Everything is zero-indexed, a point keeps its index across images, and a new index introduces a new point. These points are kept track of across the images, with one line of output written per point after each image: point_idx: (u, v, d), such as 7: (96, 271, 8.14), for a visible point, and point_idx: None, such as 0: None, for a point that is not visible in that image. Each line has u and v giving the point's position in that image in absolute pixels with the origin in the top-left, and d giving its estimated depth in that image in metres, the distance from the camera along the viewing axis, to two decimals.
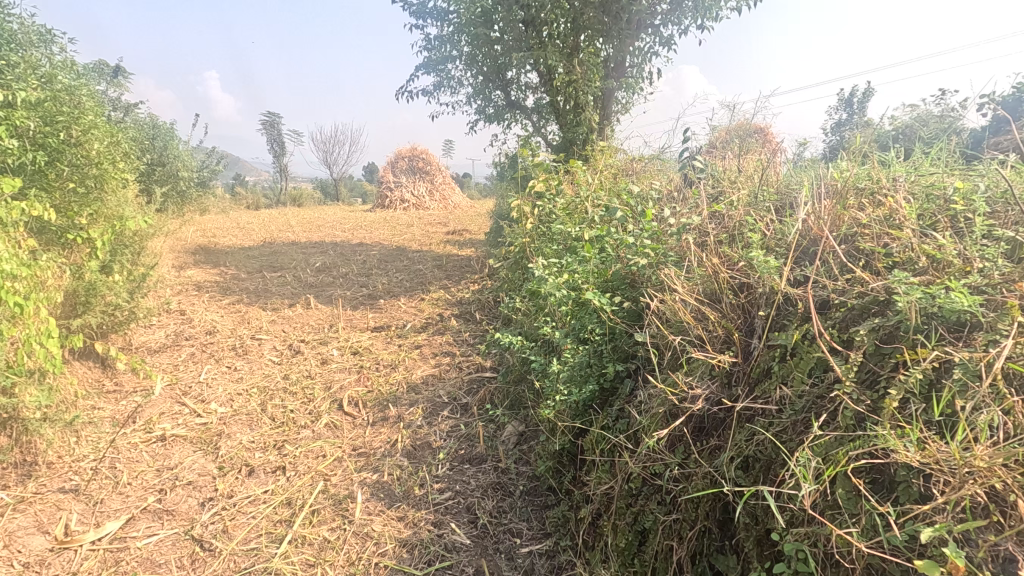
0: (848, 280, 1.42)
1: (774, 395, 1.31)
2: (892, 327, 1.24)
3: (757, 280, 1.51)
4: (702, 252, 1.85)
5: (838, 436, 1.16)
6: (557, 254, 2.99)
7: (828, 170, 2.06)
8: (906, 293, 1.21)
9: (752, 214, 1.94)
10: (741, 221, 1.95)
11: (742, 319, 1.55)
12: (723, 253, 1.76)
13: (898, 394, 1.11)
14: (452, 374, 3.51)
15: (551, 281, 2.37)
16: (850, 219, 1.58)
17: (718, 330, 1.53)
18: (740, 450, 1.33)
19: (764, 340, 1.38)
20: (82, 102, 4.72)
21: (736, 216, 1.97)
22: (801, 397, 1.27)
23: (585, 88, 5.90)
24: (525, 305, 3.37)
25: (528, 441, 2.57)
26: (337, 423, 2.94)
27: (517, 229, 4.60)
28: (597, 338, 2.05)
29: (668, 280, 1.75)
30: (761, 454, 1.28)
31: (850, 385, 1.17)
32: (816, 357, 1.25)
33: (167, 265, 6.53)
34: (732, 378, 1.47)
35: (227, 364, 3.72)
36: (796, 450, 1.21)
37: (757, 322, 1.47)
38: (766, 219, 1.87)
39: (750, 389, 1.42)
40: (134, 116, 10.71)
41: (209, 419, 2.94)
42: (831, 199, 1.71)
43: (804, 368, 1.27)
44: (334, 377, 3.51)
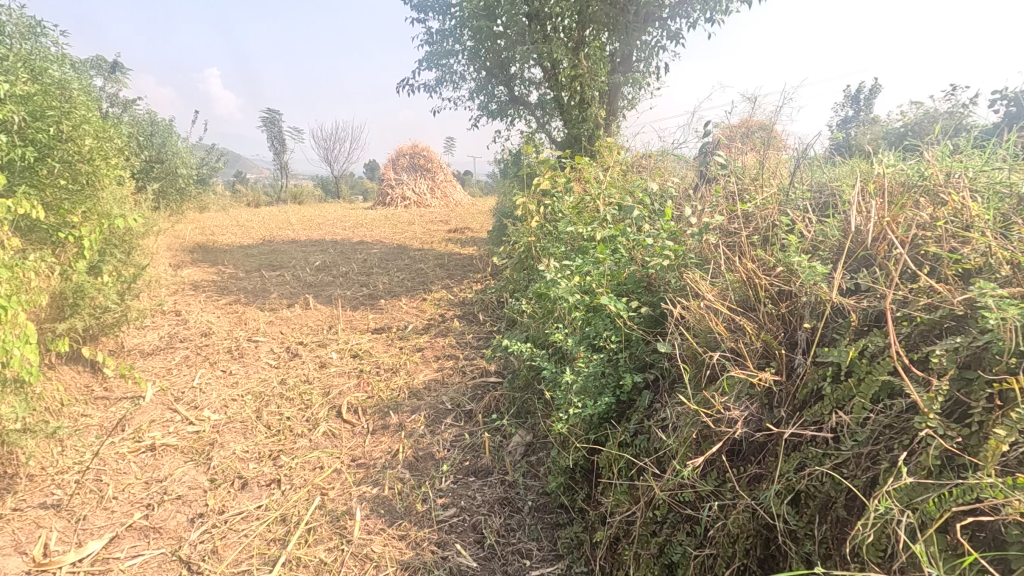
0: (916, 290, 1.29)
1: (828, 422, 1.19)
2: (979, 349, 1.10)
3: (807, 288, 1.38)
4: (732, 256, 1.72)
5: (919, 481, 1.04)
6: (566, 255, 2.85)
7: (864, 168, 1.92)
8: (996, 308, 1.09)
9: (784, 215, 1.81)
10: (773, 223, 1.81)
11: (781, 332, 1.43)
12: (755, 257, 1.63)
13: (1005, 435, 0.97)
14: (455, 379, 3.38)
15: (561, 284, 2.23)
16: (908, 221, 1.45)
17: (757, 343, 1.41)
18: (790, 484, 1.21)
19: (813, 357, 1.26)
20: (74, 97, 4.59)
21: (767, 217, 1.83)
22: (862, 427, 1.15)
23: (591, 84, 5.75)
24: (533, 308, 3.23)
25: (536, 453, 2.43)
26: (336, 432, 2.81)
27: (522, 227, 4.46)
28: (612, 344, 1.91)
29: (699, 287, 1.62)
30: (819, 491, 1.17)
31: (935, 418, 1.04)
32: (881, 381, 1.13)
33: (164, 265, 6.41)
34: (773, 398, 1.35)
35: (222, 368, 3.59)
36: (872, 495, 1.09)
37: (801, 337, 1.35)
38: (801, 220, 1.73)
39: (795, 412, 1.30)
40: (132, 114, 10.62)
41: (201, 427, 2.82)
42: (880, 199, 1.58)
43: (865, 394, 1.15)
44: (332, 382, 3.38)
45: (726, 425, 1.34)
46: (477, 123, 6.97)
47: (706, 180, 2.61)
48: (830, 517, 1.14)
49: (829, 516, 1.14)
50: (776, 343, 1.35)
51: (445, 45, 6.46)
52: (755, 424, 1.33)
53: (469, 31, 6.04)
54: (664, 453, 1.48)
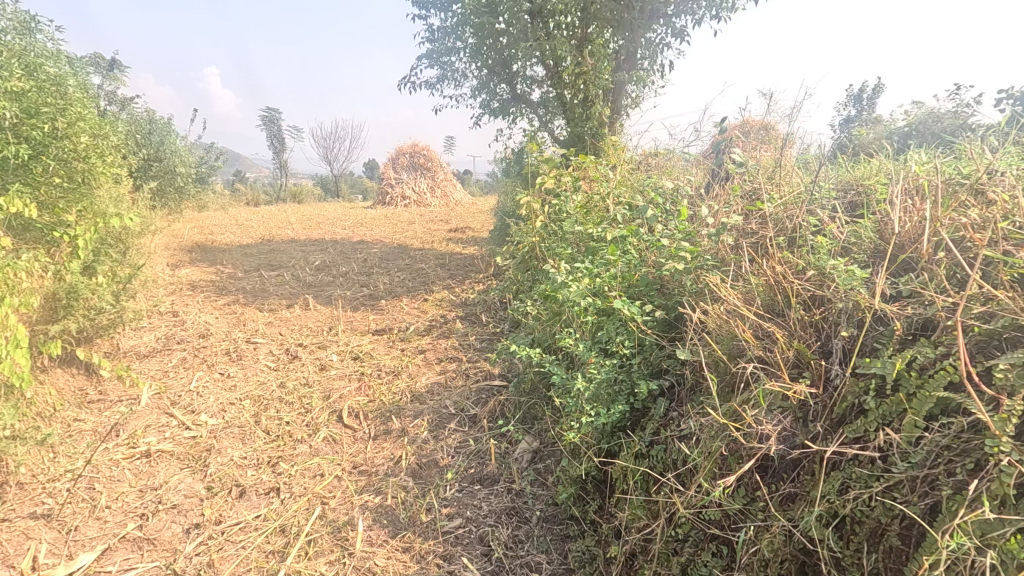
0: (964, 297, 1.22)
1: (875, 440, 1.12)
2: None
3: (846, 296, 1.32)
4: (758, 261, 1.65)
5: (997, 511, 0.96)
6: (574, 256, 2.77)
7: (900, 172, 1.85)
8: None
9: (809, 217, 1.74)
10: (798, 225, 1.74)
11: (814, 339, 1.36)
12: (780, 260, 1.56)
13: None
14: (458, 383, 3.30)
15: (569, 285, 2.13)
16: (949, 223, 1.38)
17: (789, 352, 1.34)
18: (834, 507, 1.16)
19: (854, 370, 1.19)
20: (70, 93, 4.50)
21: (795, 220, 1.76)
22: (915, 448, 1.09)
23: (594, 81, 5.66)
24: (538, 310, 3.15)
25: (544, 460, 2.36)
26: (337, 437, 2.73)
27: (525, 227, 4.38)
28: (626, 349, 1.83)
29: (722, 292, 1.55)
30: (868, 516, 1.12)
31: (1003, 440, 0.98)
32: (936, 398, 1.06)
33: (161, 264, 6.33)
34: (808, 411, 1.29)
35: (220, 370, 3.51)
36: (937, 524, 1.04)
37: (837, 346, 1.28)
38: (836, 224, 1.66)
39: (833, 426, 1.23)
40: (131, 112, 10.55)
41: (198, 432, 2.74)
42: (922, 204, 1.51)
43: (918, 411, 1.08)
44: (333, 385, 3.30)
45: (758, 441, 1.27)
46: (479, 122, 6.89)
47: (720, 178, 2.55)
48: (882, 546, 1.09)
49: (881, 545, 1.09)
50: (812, 354, 1.29)
51: (447, 42, 6.37)
52: (788, 439, 1.27)
53: (472, 28, 5.96)
54: (686, 468, 1.41)
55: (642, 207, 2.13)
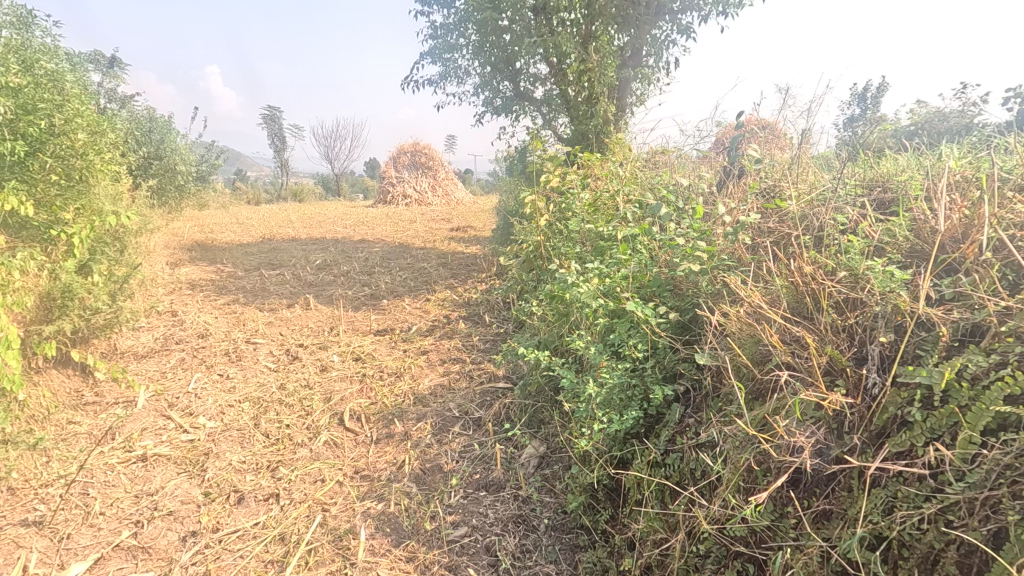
0: (1013, 301, 1.16)
1: (925, 456, 1.07)
2: None
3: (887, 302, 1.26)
4: (783, 264, 1.59)
5: None
6: (582, 256, 2.70)
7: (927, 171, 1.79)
8: None
9: (839, 217, 1.68)
10: (827, 226, 1.68)
11: (847, 345, 1.30)
12: (805, 262, 1.49)
13: None
14: (462, 385, 3.23)
15: (578, 285, 2.05)
16: (991, 224, 1.32)
17: (822, 359, 1.28)
18: (880, 529, 1.09)
19: (897, 380, 1.14)
20: (67, 89, 4.43)
21: (823, 219, 1.70)
22: (971, 467, 1.03)
23: (599, 79, 5.59)
24: (544, 311, 3.08)
25: (551, 465, 2.29)
26: (338, 441, 2.66)
27: (530, 226, 4.31)
28: (637, 352, 1.75)
29: (747, 295, 1.49)
30: (921, 542, 1.05)
31: None
32: (994, 413, 1.01)
33: (160, 263, 6.27)
34: (842, 421, 1.23)
35: (219, 371, 3.44)
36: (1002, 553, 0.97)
37: (874, 354, 1.22)
38: (873, 225, 1.60)
39: (871, 437, 1.18)
40: (131, 110, 10.49)
41: (196, 436, 2.67)
42: (966, 206, 1.45)
43: (973, 425, 1.03)
44: (334, 387, 3.23)
45: (789, 453, 1.21)
46: (481, 120, 6.82)
47: (736, 175, 2.50)
48: (936, 575, 1.02)
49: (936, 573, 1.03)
50: (846, 360, 1.23)
51: (450, 40, 6.30)
52: (822, 452, 1.21)
53: (475, 25, 5.88)
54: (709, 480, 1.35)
55: (654, 204, 2.05)
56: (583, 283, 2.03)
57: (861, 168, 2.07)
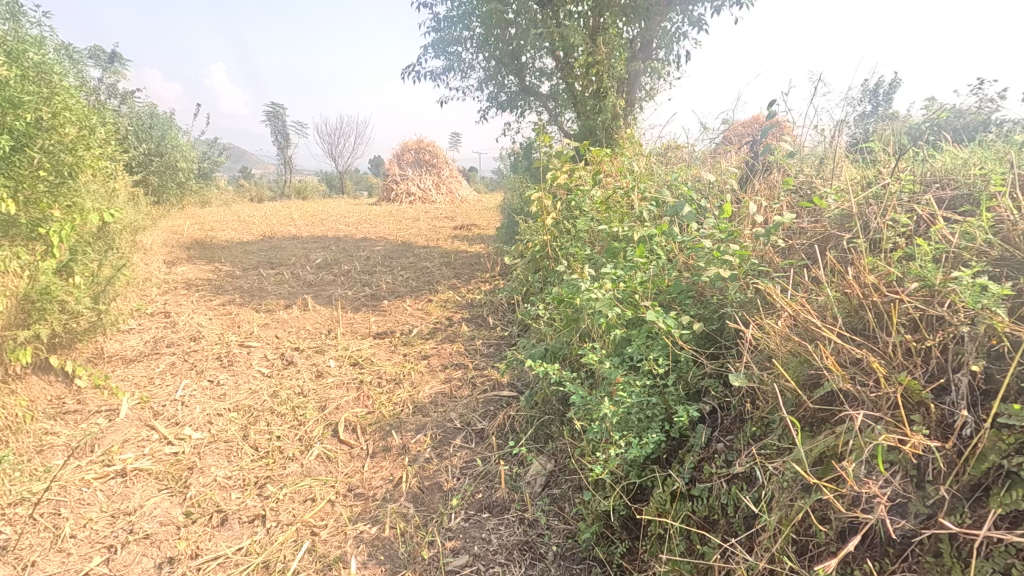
0: None
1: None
2: None
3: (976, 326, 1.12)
4: (831, 275, 1.42)
5: None
6: (594, 259, 2.52)
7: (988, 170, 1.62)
8: None
9: (892, 221, 1.51)
10: (879, 231, 1.51)
11: (923, 369, 1.16)
12: (860, 274, 1.33)
13: None
14: (464, 393, 3.06)
15: (590, 289, 1.84)
16: None
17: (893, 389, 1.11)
18: None
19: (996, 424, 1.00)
20: (57, 81, 4.26)
21: (874, 223, 1.52)
22: None
23: (607, 72, 5.38)
24: (552, 316, 2.90)
25: (559, 485, 2.11)
26: (331, 454, 2.50)
27: (536, 225, 4.13)
28: (659, 368, 1.56)
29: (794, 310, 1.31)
30: None
31: None
32: None
33: (157, 261, 6.13)
34: (925, 469, 1.09)
35: (210, 377, 3.28)
36: None
37: (962, 388, 1.09)
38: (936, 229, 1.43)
39: (965, 491, 1.05)
40: (131, 106, 10.39)
41: (181, 448, 2.51)
42: None
43: None
44: (329, 395, 3.07)
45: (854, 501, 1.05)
46: (485, 116, 6.63)
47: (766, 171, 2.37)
48: None
49: None
50: (926, 395, 1.08)
51: (454, 32, 6.11)
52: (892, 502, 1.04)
53: (480, 17, 5.69)
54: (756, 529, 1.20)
55: (675, 202, 1.86)
56: (597, 289, 1.85)
57: (908, 161, 1.94)
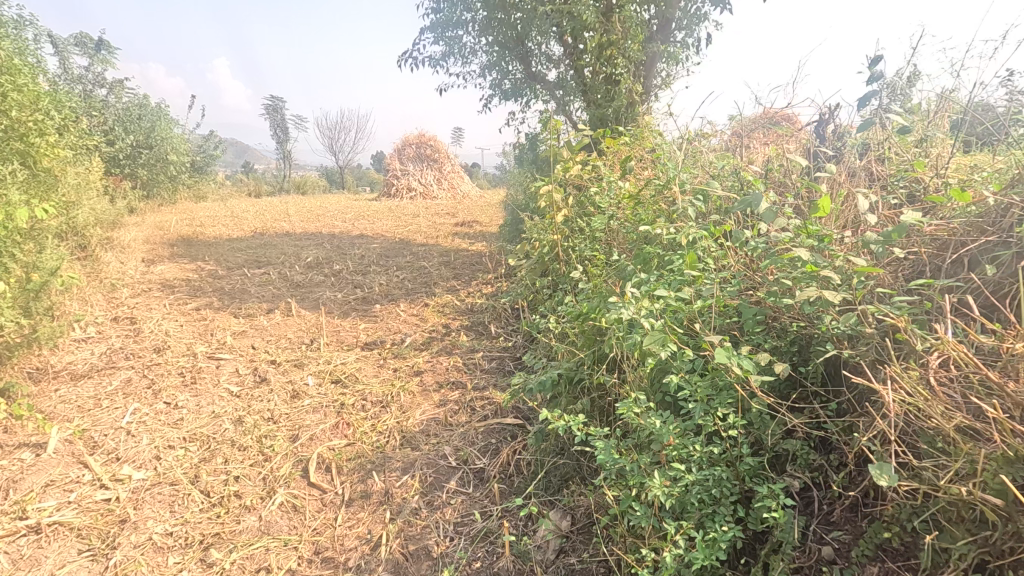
0: None
1: None
2: None
3: None
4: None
5: None
6: (622, 267, 2.07)
7: None
8: None
9: None
10: None
11: None
12: None
13: None
14: (461, 421, 2.63)
15: (628, 313, 1.35)
16: None
17: None
18: None
19: None
20: (10, 59, 3.81)
21: None
22: None
23: (621, 55, 4.91)
24: (567, 332, 2.46)
25: (578, 553, 1.66)
26: (298, 503, 2.05)
27: (545, 223, 3.68)
28: (736, 432, 1.16)
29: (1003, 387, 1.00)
30: None
31: None
32: None
33: (135, 260, 5.72)
34: None
35: (167, 398, 2.83)
36: None
37: None
38: None
39: None
40: (118, 95, 9.95)
41: (115, 493, 2.07)
42: None
43: None
44: (303, 422, 2.63)
45: None
46: (488, 105, 6.16)
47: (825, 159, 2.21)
48: None
49: None
50: None
51: (454, 14, 5.63)
52: None
53: None
54: None
55: (748, 194, 1.40)
56: (636, 310, 1.40)
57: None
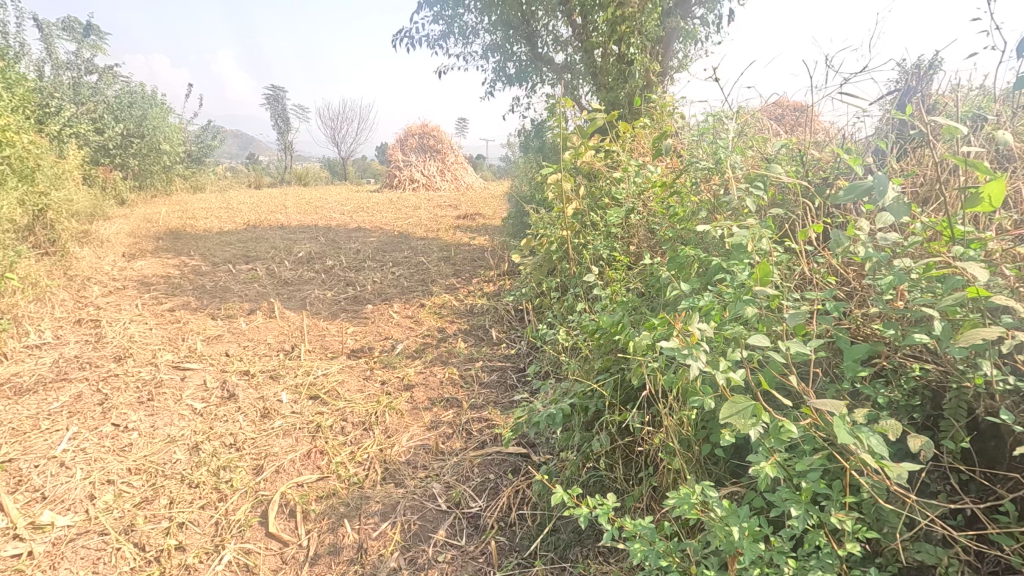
0: None
1: None
2: None
3: None
4: None
5: None
6: (655, 274, 1.69)
7: None
8: None
9: None
10: None
11: None
12: None
13: None
14: (455, 448, 2.25)
15: (698, 363, 1.00)
16: None
17: None
18: None
19: None
20: None
21: None
22: None
23: (635, 33, 4.48)
24: (582, 346, 2.08)
25: None
26: (250, 561, 1.68)
27: (553, 216, 3.29)
28: (857, 546, 0.93)
29: None
30: None
31: None
32: None
33: (114, 255, 5.35)
34: None
35: (116, 419, 2.45)
36: None
37: None
38: None
39: None
40: (107, 80, 9.55)
41: (28, 547, 1.71)
42: None
43: None
44: (270, 449, 2.25)
45: None
46: (490, 90, 5.74)
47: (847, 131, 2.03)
48: None
49: None
50: None
51: None
52: None
53: None
54: None
55: (864, 179, 1.01)
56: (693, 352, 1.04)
57: None
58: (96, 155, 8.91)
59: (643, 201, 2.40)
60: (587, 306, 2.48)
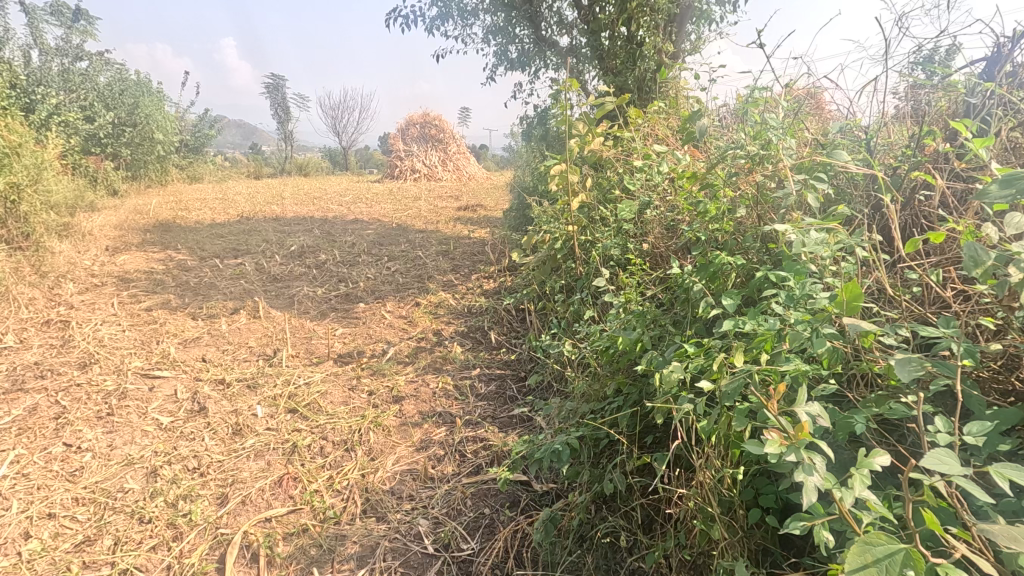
0: None
1: None
2: None
3: None
4: None
5: None
6: (684, 284, 1.42)
7: None
8: None
9: None
10: None
11: None
12: None
13: None
14: (446, 473, 2.00)
15: (817, 481, 0.74)
16: None
17: None
18: None
19: None
20: None
21: None
22: None
23: (644, 13, 4.17)
24: (591, 361, 1.82)
25: None
26: None
27: (557, 210, 3.01)
28: None
29: None
30: None
31: None
32: None
33: (96, 249, 5.10)
34: None
35: (68, 438, 2.20)
36: None
37: None
38: None
39: None
40: (96, 68, 9.26)
41: None
42: None
43: None
44: (237, 474, 2.00)
45: None
46: (491, 76, 5.44)
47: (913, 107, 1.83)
48: None
49: None
50: None
51: None
52: None
53: None
54: None
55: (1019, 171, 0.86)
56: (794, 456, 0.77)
57: None
58: (86, 145, 8.63)
59: (661, 194, 2.12)
60: (598, 313, 2.21)
